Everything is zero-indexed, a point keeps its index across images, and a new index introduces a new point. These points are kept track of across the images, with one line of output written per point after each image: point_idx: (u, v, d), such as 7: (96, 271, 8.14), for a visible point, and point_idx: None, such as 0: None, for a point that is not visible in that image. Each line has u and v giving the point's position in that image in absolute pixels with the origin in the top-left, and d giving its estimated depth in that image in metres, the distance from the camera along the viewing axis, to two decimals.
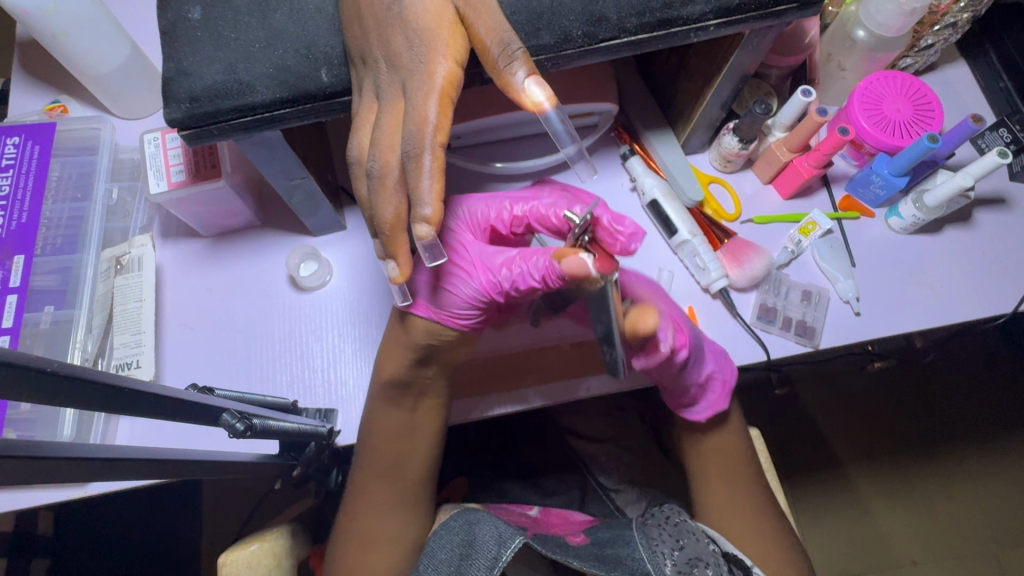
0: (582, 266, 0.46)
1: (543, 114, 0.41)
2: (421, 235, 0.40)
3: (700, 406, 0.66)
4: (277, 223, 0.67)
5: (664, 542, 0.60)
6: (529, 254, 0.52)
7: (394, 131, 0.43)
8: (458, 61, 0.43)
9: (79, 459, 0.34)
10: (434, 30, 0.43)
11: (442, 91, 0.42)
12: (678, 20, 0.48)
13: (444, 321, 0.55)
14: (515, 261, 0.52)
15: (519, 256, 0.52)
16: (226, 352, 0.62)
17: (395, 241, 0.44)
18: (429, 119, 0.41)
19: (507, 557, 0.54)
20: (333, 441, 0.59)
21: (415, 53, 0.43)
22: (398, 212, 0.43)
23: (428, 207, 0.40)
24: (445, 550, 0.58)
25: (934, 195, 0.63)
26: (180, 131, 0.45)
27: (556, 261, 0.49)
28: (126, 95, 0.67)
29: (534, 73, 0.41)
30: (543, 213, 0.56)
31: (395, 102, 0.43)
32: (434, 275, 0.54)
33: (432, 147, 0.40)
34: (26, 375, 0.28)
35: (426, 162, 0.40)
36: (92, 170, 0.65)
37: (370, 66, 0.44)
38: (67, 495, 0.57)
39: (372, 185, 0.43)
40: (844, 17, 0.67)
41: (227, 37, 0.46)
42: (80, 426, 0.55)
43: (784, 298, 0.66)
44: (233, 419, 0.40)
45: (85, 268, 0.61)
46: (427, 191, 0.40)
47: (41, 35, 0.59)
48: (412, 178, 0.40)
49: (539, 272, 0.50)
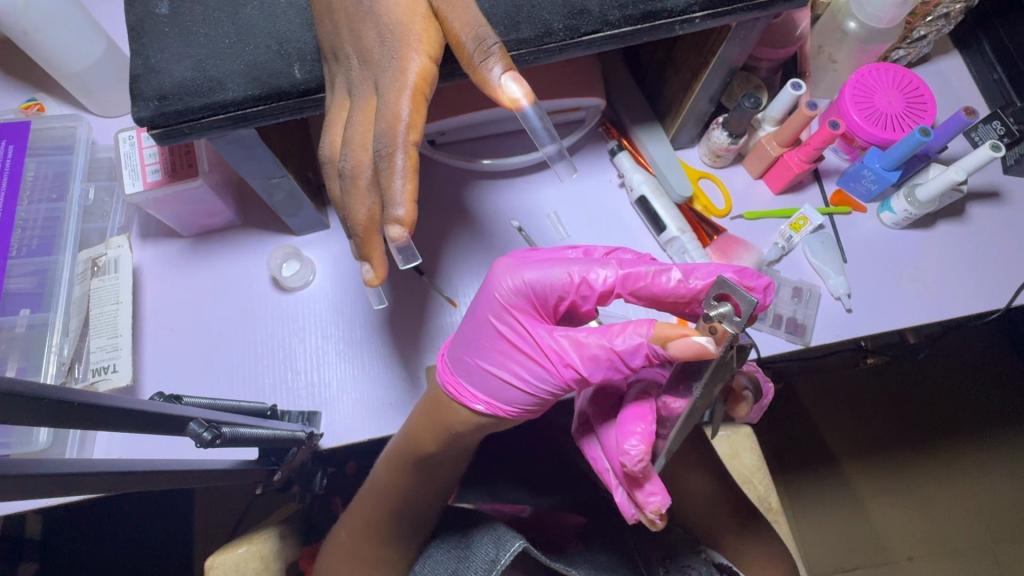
0: (702, 348, 0.39)
1: (520, 111, 0.40)
2: (394, 237, 0.39)
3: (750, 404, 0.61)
4: (259, 223, 0.66)
5: (656, 550, 0.61)
6: (617, 339, 0.45)
7: (366, 129, 0.42)
8: (432, 56, 0.41)
9: (43, 476, 0.32)
10: (407, 25, 0.41)
11: (414, 88, 0.40)
12: (662, 12, 0.47)
13: (508, 414, 0.50)
14: (599, 349, 0.45)
15: (603, 342, 0.45)
16: (207, 355, 0.61)
17: (369, 242, 0.43)
18: (401, 116, 0.40)
19: (505, 560, 0.51)
20: (314, 445, 0.57)
21: (387, 49, 0.41)
22: (371, 212, 0.42)
23: (401, 208, 0.39)
24: (442, 552, 0.58)
25: (926, 189, 0.62)
26: (149, 130, 0.44)
27: (659, 344, 0.42)
28: (103, 92, 0.66)
29: (512, 69, 0.40)
30: (638, 277, 0.47)
31: (367, 99, 0.42)
32: (489, 363, 0.49)
33: (404, 146, 0.40)
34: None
35: (398, 161, 0.39)
36: (68, 169, 0.63)
37: (342, 62, 0.42)
38: (45, 503, 0.56)
39: (345, 185, 0.42)
40: (835, 8, 0.66)
41: (197, 33, 0.45)
42: (57, 434, 0.54)
43: (774, 296, 0.65)
44: (200, 429, 0.39)
45: (61, 270, 0.59)
46: (400, 191, 0.39)
47: (12, 31, 0.58)
48: (385, 178, 0.39)
49: (639, 359, 0.44)
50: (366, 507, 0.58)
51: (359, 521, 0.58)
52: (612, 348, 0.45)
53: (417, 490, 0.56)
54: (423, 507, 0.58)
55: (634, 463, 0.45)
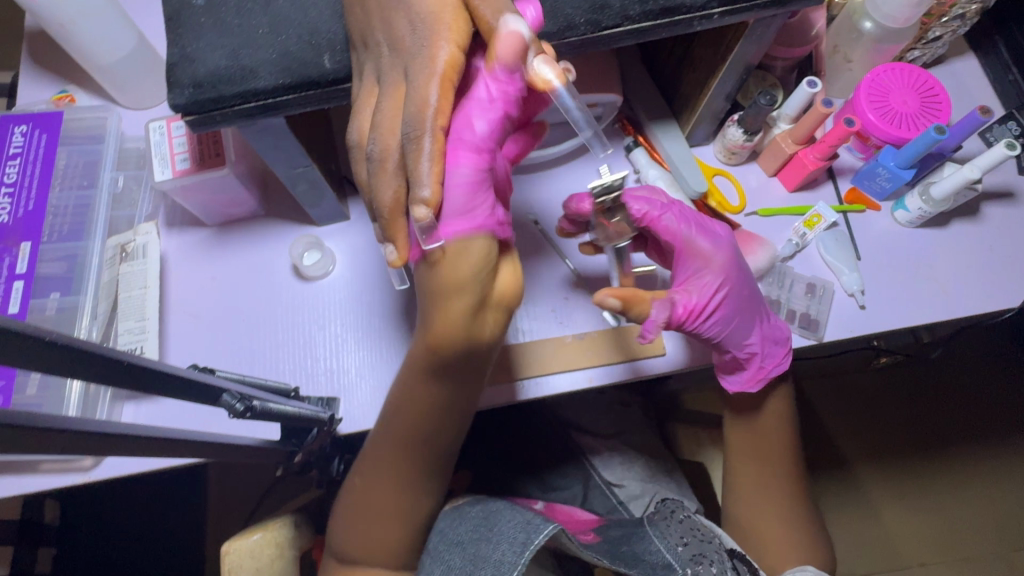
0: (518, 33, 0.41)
1: (553, 93, 0.42)
2: (420, 217, 0.39)
3: (734, 376, 0.65)
4: (281, 214, 0.68)
5: (673, 534, 0.61)
6: (478, 105, 0.42)
7: (394, 114, 0.42)
8: (461, 45, 0.42)
9: (88, 434, 0.33)
10: (438, 16, 0.42)
11: (443, 75, 0.41)
12: (682, 7, 0.48)
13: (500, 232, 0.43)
14: (472, 108, 0.42)
15: (473, 106, 0.42)
16: (229, 340, 0.62)
17: (393, 224, 0.43)
18: (430, 101, 0.40)
19: (538, 541, 0.53)
20: (335, 429, 0.59)
21: (418, 37, 0.42)
22: (395, 196, 0.43)
23: (426, 189, 0.39)
24: (459, 533, 0.59)
25: (940, 187, 0.63)
26: (183, 116, 0.45)
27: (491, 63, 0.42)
28: (133, 84, 0.68)
29: (543, 54, 0.43)
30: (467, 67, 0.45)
31: (397, 86, 0.43)
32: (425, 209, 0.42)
33: (432, 130, 0.40)
34: (34, 344, 0.28)
35: (426, 144, 0.40)
36: (98, 159, 0.65)
37: (372, 50, 0.44)
38: (72, 480, 0.58)
39: (371, 167, 0.43)
40: (850, 8, 0.67)
41: (231, 24, 0.46)
42: (85, 408, 0.56)
43: (787, 291, 0.67)
44: (233, 400, 0.41)
45: (91, 256, 0.61)
46: (426, 173, 0.40)
47: (48, 23, 0.60)
48: (411, 160, 0.40)
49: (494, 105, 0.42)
50: (383, 449, 0.54)
51: (382, 448, 0.54)
52: (475, 109, 0.42)
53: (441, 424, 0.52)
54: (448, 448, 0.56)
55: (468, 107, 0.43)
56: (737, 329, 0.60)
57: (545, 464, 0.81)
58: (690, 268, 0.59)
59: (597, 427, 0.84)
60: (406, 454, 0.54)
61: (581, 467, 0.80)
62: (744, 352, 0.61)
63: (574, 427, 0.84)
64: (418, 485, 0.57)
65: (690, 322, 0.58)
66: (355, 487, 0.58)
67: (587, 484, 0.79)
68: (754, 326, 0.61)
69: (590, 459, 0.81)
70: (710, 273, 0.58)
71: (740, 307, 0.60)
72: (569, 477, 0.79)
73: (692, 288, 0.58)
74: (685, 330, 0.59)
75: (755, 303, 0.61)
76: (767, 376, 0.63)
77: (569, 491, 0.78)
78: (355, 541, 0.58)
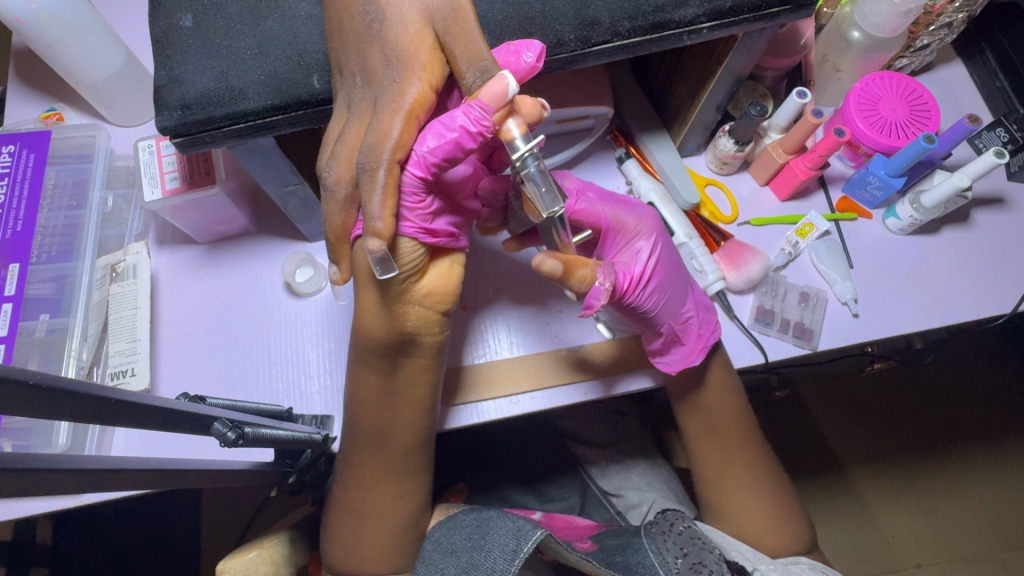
0: (505, 84, 0.38)
1: (510, 141, 0.40)
2: (372, 248, 0.40)
3: (669, 357, 0.62)
4: (273, 231, 0.67)
5: (670, 550, 0.59)
6: (440, 130, 0.41)
7: (355, 145, 0.43)
8: (432, 84, 0.44)
9: (73, 472, 0.32)
10: (413, 53, 0.44)
11: (410, 110, 0.42)
12: (670, 23, 0.48)
13: (416, 237, 0.45)
14: (436, 131, 0.41)
15: (441, 132, 0.41)
16: (220, 358, 0.62)
17: (339, 248, 0.47)
18: (392, 134, 0.41)
19: (527, 549, 0.51)
20: (329, 449, 0.59)
21: (391, 71, 0.43)
22: (344, 222, 0.46)
23: (379, 221, 0.41)
24: (452, 540, 0.57)
25: (931, 196, 0.63)
26: (171, 138, 0.45)
27: (473, 100, 0.39)
28: (121, 102, 0.67)
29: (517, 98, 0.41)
30: (452, 105, 0.48)
31: (362, 117, 0.44)
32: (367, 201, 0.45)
33: (388, 163, 0.41)
34: (15, 389, 0.27)
35: (380, 177, 0.41)
36: (86, 177, 0.65)
37: (347, 78, 0.44)
38: (63, 504, 0.57)
39: (325, 194, 0.44)
40: (839, 18, 0.68)
41: (220, 45, 0.46)
42: (76, 435, 0.56)
43: (782, 300, 0.66)
44: (225, 428, 0.40)
45: (80, 277, 0.61)
46: (379, 205, 0.41)
47: (35, 44, 0.59)
48: (365, 193, 0.41)
49: (453, 142, 0.40)
50: (373, 464, 0.56)
51: (370, 464, 0.56)
52: (439, 132, 0.41)
53: (417, 434, 0.55)
54: (427, 457, 0.58)
55: (410, 157, 0.42)
56: (675, 293, 0.60)
57: (541, 474, 0.81)
58: (621, 241, 0.60)
59: (592, 437, 0.83)
60: (389, 458, 0.56)
61: (578, 477, 0.80)
62: (682, 322, 0.61)
63: (570, 437, 0.83)
64: (402, 484, 0.58)
65: (632, 288, 0.58)
66: (348, 501, 0.58)
67: (584, 493, 0.79)
68: (688, 295, 0.61)
69: (587, 469, 0.81)
70: (640, 240, 0.60)
71: (673, 275, 0.60)
72: (566, 487, 0.79)
73: (627, 260, 0.59)
74: (627, 301, 0.58)
75: (684, 274, 0.61)
76: (707, 345, 0.61)
77: (566, 501, 0.78)
78: (346, 551, 0.59)
